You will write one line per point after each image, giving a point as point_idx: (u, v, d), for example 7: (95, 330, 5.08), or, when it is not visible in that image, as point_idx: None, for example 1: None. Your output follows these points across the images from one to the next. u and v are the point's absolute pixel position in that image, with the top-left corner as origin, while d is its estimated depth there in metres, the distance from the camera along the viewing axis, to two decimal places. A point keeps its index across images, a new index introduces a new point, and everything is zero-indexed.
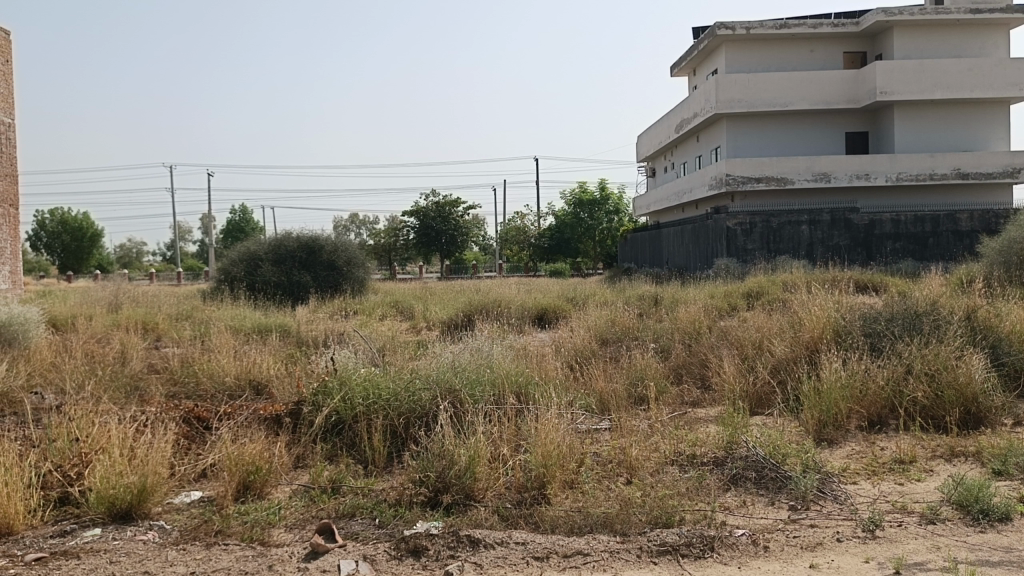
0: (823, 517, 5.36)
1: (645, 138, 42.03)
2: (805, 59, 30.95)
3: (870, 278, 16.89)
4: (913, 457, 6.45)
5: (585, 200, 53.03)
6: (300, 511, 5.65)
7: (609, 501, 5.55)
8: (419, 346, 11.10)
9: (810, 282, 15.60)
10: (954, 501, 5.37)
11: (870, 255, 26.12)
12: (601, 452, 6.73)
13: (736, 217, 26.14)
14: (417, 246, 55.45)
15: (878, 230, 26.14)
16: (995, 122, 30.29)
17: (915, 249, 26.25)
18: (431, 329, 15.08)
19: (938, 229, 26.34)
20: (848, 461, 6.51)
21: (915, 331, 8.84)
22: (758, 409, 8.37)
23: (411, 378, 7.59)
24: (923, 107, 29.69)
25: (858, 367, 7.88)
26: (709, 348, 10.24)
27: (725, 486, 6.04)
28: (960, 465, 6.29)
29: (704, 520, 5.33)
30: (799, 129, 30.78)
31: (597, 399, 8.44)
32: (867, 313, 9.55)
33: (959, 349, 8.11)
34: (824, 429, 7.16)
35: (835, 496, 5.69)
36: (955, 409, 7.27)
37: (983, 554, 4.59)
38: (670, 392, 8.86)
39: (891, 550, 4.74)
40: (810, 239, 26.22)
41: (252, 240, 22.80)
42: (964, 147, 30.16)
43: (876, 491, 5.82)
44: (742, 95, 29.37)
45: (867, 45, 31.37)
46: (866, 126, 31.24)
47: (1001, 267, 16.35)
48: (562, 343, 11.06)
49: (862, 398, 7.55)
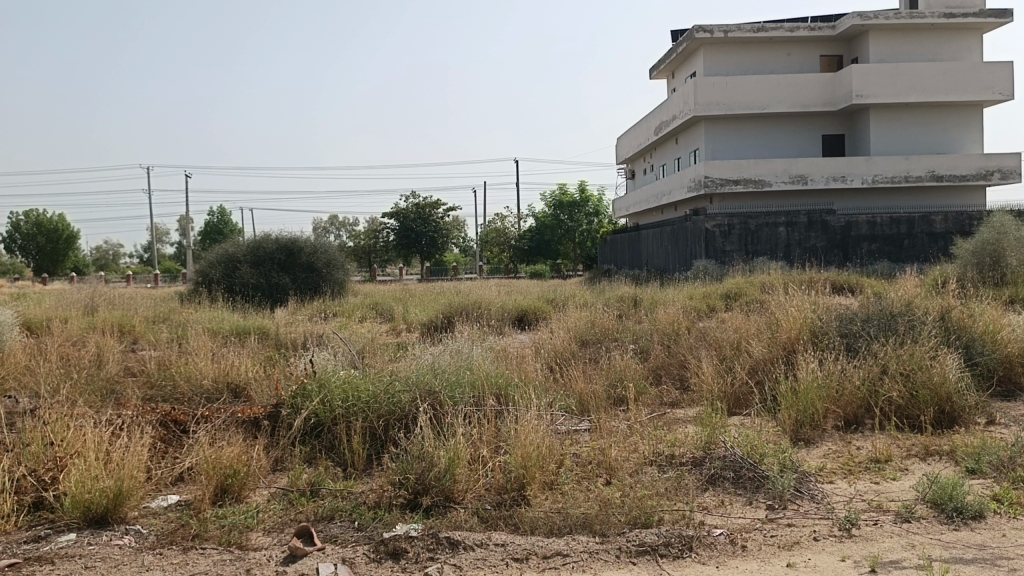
0: (800, 516, 5.40)
1: (625, 140, 42.18)
2: (782, 63, 31.21)
3: (846, 279, 17.04)
4: (888, 456, 6.52)
5: (565, 201, 53.12)
6: (278, 514, 5.62)
7: (589, 502, 5.57)
8: (398, 348, 11.08)
9: (788, 283, 15.73)
10: (929, 499, 5.43)
11: (847, 257, 26.38)
12: (580, 453, 6.75)
13: (715, 219, 26.29)
14: (397, 247, 55.28)
15: (854, 232, 26.40)
16: (969, 124, 30.69)
17: (891, 251, 26.55)
18: (411, 331, 15.05)
19: (913, 230, 26.64)
20: (825, 460, 6.57)
21: (890, 331, 8.94)
22: (735, 409, 8.44)
23: (391, 380, 7.57)
24: (899, 110, 30.03)
25: (834, 368, 7.96)
26: (688, 349, 10.29)
27: (703, 485, 6.08)
28: (934, 464, 6.37)
29: (682, 520, 5.36)
30: (777, 132, 31.03)
31: (577, 400, 8.47)
32: (843, 314, 9.64)
33: (933, 350, 8.21)
34: (801, 429, 7.23)
35: (812, 495, 5.75)
36: (930, 408, 7.36)
37: (957, 551, 4.65)
38: (649, 393, 8.91)
39: (866, 548, 4.79)
40: (787, 240, 26.44)
41: (231, 242, 22.63)
42: (939, 149, 30.53)
43: (852, 490, 5.88)
44: (720, 98, 29.56)
45: (843, 49, 31.67)
46: (843, 128, 31.53)
47: (975, 268, 16.56)
48: (542, 344, 11.07)
49: (838, 398, 7.63)
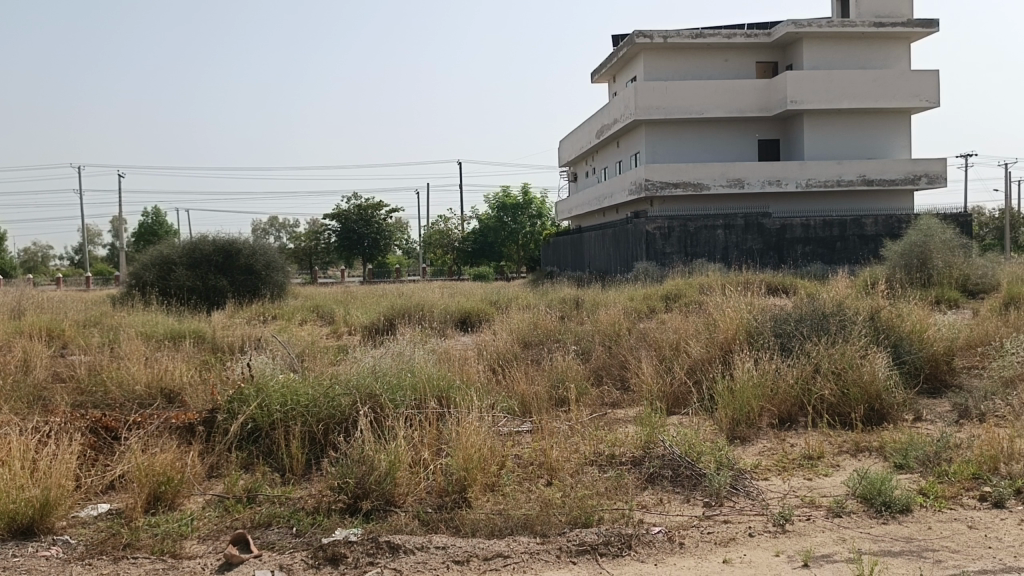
0: (736, 513, 5.51)
1: (567, 143, 42.49)
2: (720, 69, 31.82)
3: (780, 281, 17.46)
4: (821, 453, 6.70)
5: (509, 204, 53.25)
6: (214, 521, 5.50)
7: (530, 503, 5.59)
8: (339, 350, 10.95)
9: (725, 284, 16.04)
10: (859, 494, 5.59)
11: (783, 259, 27.02)
12: (521, 455, 6.76)
13: (656, 221, 26.64)
14: (339, 249, 54.63)
15: (789, 235, 27.06)
16: (897, 131, 31.71)
17: (824, 253, 27.29)
18: (352, 334, 14.88)
19: (845, 233, 27.42)
20: (760, 457, 6.71)
21: (823, 331, 9.19)
22: (675, 408, 8.57)
23: (331, 384, 7.49)
24: (831, 116, 30.88)
25: (769, 367, 8.14)
26: (629, 350, 10.41)
27: (643, 484, 6.16)
28: (864, 459, 6.57)
29: (622, 518, 5.41)
30: (715, 136, 31.62)
31: (519, 401, 8.49)
32: (777, 314, 9.87)
33: (863, 348, 8.46)
34: (737, 427, 7.37)
35: (747, 491, 5.87)
36: (860, 406, 7.60)
37: (885, 544, 4.80)
38: (590, 394, 8.99)
39: (799, 543, 4.91)
40: (725, 243, 26.96)
41: (166, 244, 22.07)
42: (869, 155, 31.50)
43: (786, 486, 6.02)
44: (660, 102, 29.99)
45: (779, 56, 32.45)
46: (778, 133, 32.30)
47: (903, 270, 17.14)
48: (484, 346, 11.07)
49: (773, 396, 7.80)
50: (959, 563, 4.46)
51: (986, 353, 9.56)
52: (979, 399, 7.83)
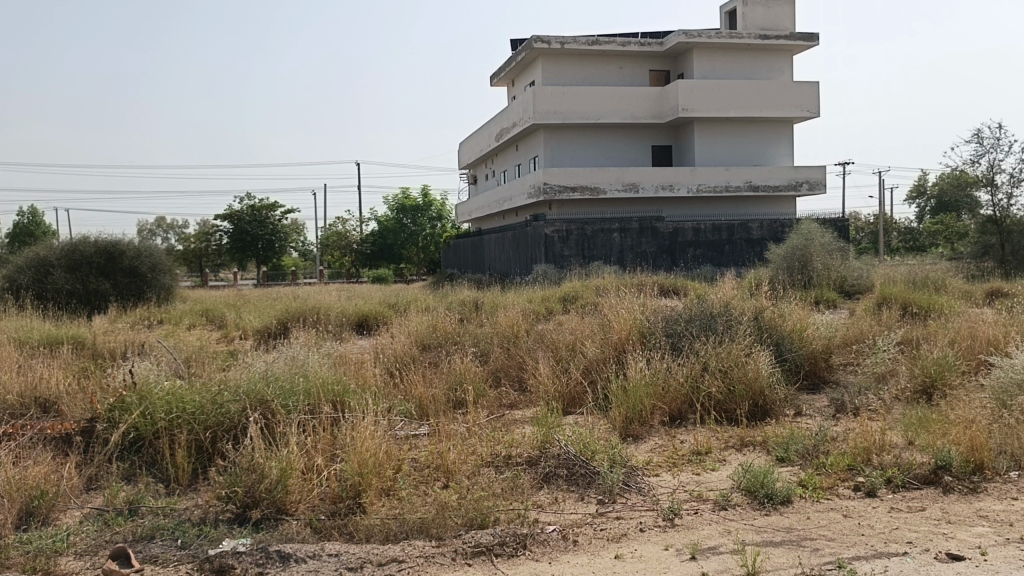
0: (628, 509, 5.64)
1: (466, 146, 42.53)
2: (616, 76, 32.55)
3: (672, 282, 18.01)
4: (708, 449, 6.93)
5: (408, 205, 52.88)
6: (92, 536, 5.23)
7: (426, 506, 5.56)
8: (229, 356, 10.60)
9: (620, 286, 16.43)
10: (743, 487, 5.82)
11: (675, 262, 27.85)
12: (418, 458, 6.72)
13: (554, 224, 27.01)
14: (231, 251, 52.90)
15: (681, 238, 27.93)
16: (781, 139, 33.19)
17: (713, 256, 28.29)
18: (244, 338, 14.44)
19: (733, 237, 28.51)
20: (652, 454, 6.89)
21: (710, 331, 9.52)
22: (570, 408, 8.71)
23: (220, 389, 7.24)
24: (720, 124, 32.05)
25: (661, 366, 8.36)
26: (526, 351, 10.50)
27: (538, 484, 6.22)
28: (749, 454, 6.83)
29: (517, 519, 5.45)
30: (611, 142, 32.30)
31: (416, 405, 8.43)
32: (669, 315, 10.15)
33: (748, 347, 8.80)
34: (630, 426, 7.54)
35: (639, 488, 6.02)
36: (745, 402, 7.91)
37: (768, 535, 5.00)
38: (488, 396, 9.02)
39: (688, 536, 5.07)
40: (621, 246, 27.57)
41: (42, 245, 20.86)
42: (756, 162, 32.84)
43: (675, 482, 6.20)
44: (557, 107, 30.41)
45: (671, 64, 33.45)
46: (671, 140, 33.27)
47: (786, 272, 17.98)
48: (382, 349, 10.94)
49: (664, 395, 8.03)
50: (834, 550, 4.68)
51: (860, 350, 10.10)
52: (854, 393, 8.27)
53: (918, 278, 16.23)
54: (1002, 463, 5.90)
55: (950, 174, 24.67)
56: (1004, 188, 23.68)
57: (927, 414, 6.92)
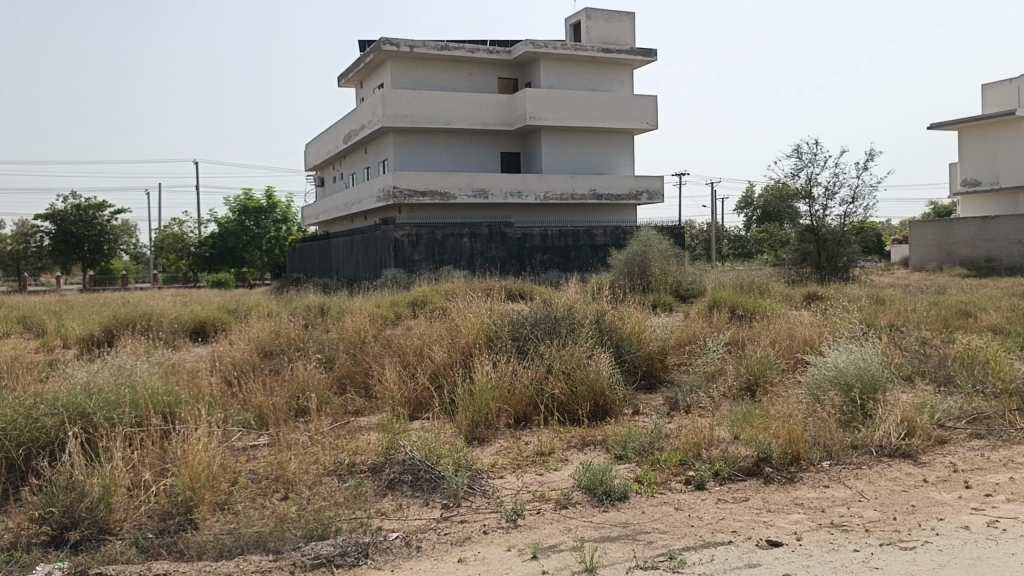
0: (472, 512, 5.66)
1: (313, 147, 41.51)
2: (465, 82, 32.80)
3: (519, 287, 18.32)
4: (551, 449, 7.08)
5: (251, 207, 50.86)
6: None
7: (264, 520, 5.38)
8: (47, 367, 9.78)
9: (468, 290, 16.55)
10: (584, 485, 5.98)
11: (523, 267, 28.36)
12: (256, 469, 6.47)
13: (403, 228, 26.78)
14: (53, 254, 48.97)
15: (528, 244, 28.49)
16: (623, 149, 34.55)
17: (560, 262, 29.05)
18: (67, 347, 13.40)
19: (578, 243, 29.40)
20: (496, 457, 6.96)
21: (554, 334, 9.74)
22: (417, 413, 8.66)
23: (34, 403, 6.67)
24: (566, 132, 32.95)
25: (506, 369, 8.46)
26: (373, 357, 10.35)
27: (382, 491, 6.14)
28: (589, 453, 7.05)
29: (360, 527, 5.34)
30: (461, 147, 32.48)
31: (256, 414, 8.10)
32: (515, 319, 10.29)
33: (590, 349, 9.07)
34: (475, 429, 7.59)
35: (483, 491, 6.06)
36: (586, 402, 8.16)
37: (605, 531, 5.17)
38: (332, 403, 8.81)
39: (529, 536, 5.15)
40: (470, 250, 27.75)
41: None
42: (600, 171, 34.00)
43: (519, 483, 6.30)
44: (407, 111, 30.23)
45: (518, 73, 34.07)
46: (519, 147, 33.87)
47: (626, 277, 18.73)
48: (220, 357, 10.46)
49: (509, 397, 8.13)
50: (667, 542, 4.90)
51: (693, 351, 10.64)
52: (687, 392, 8.71)
53: (745, 283, 17.32)
54: (816, 453, 6.38)
55: (773, 186, 26.43)
56: (820, 200, 25.70)
57: (751, 410, 7.38)
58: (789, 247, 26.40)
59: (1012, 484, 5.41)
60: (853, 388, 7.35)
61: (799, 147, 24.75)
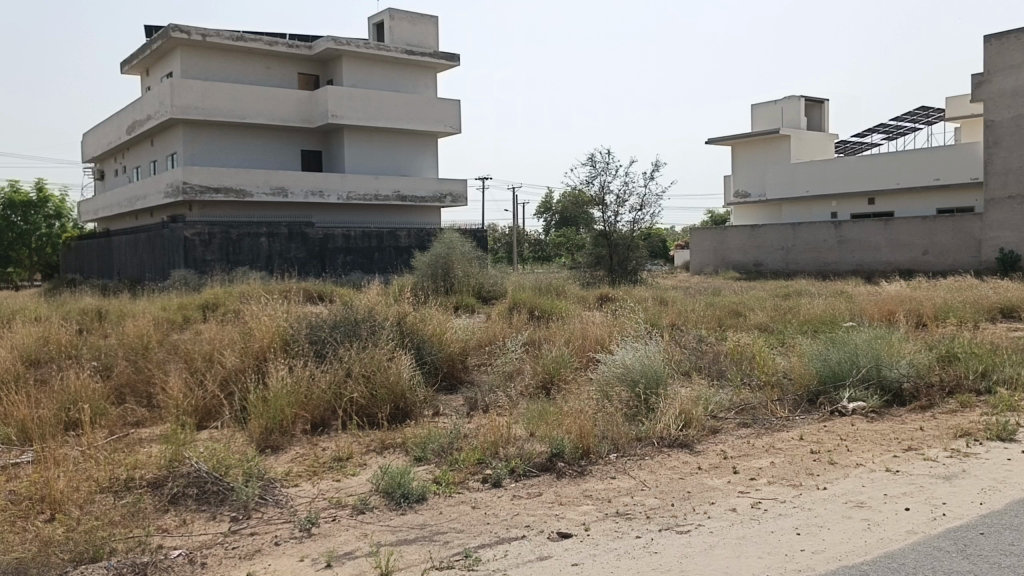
0: (263, 523, 5.43)
1: (92, 137, 38.20)
2: (262, 76, 31.50)
3: (320, 289, 17.83)
4: (349, 454, 6.95)
5: (18, 201, 45.70)
6: None
7: (24, 545, 4.86)
8: None
9: (265, 292, 15.88)
10: (381, 489, 5.91)
11: (324, 268, 27.67)
12: (17, 490, 5.83)
13: (195, 227, 25.23)
14: None
15: (331, 244, 27.91)
16: (427, 151, 34.70)
17: (363, 263, 28.71)
18: None
19: (382, 244, 29.21)
20: (291, 464, 6.72)
21: (354, 336, 9.57)
22: (206, 422, 8.19)
23: None
24: (369, 133, 32.59)
25: (303, 374, 8.19)
26: (158, 364, 9.67)
27: (164, 507, 5.74)
28: (388, 456, 6.98)
29: (138, 546, 4.95)
30: (258, 143, 31.18)
31: (18, 429, 7.29)
32: (313, 322, 10.00)
33: (390, 352, 8.99)
34: (269, 436, 7.29)
35: (277, 500, 5.84)
36: (386, 405, 8.09)
37: (402, 534, 5.14)
38: (110, 414, 8.12)
39: (323, 544, 5.02)
40: (268, 251, 26.67)
41: None
42: (403, 173, 33.91)
43: (314, 490, 6.12)
44: (199, 103, 28.57)
45: (320, 70, 33.27)
46: (320, 145, 33.06)
47: (430, 278, 18.79)
48: None
49: (306, 401, 7.90)
50: (463, 541, 4.95)
51: (492, 351, 10.85)
52: (485, 392, 8.87)
53: (544, 285, 17.92)
54: (604, 446, 6.69)
55: (570, 192, 27.55)
56: (612, 207, 27.15)
57: (546, 408, 7.62)
58: (584, 251, 27.63)
59: (772, 467, 5.96)
60: (638, 384, 7.81)
61: (594, 156, 25.97)
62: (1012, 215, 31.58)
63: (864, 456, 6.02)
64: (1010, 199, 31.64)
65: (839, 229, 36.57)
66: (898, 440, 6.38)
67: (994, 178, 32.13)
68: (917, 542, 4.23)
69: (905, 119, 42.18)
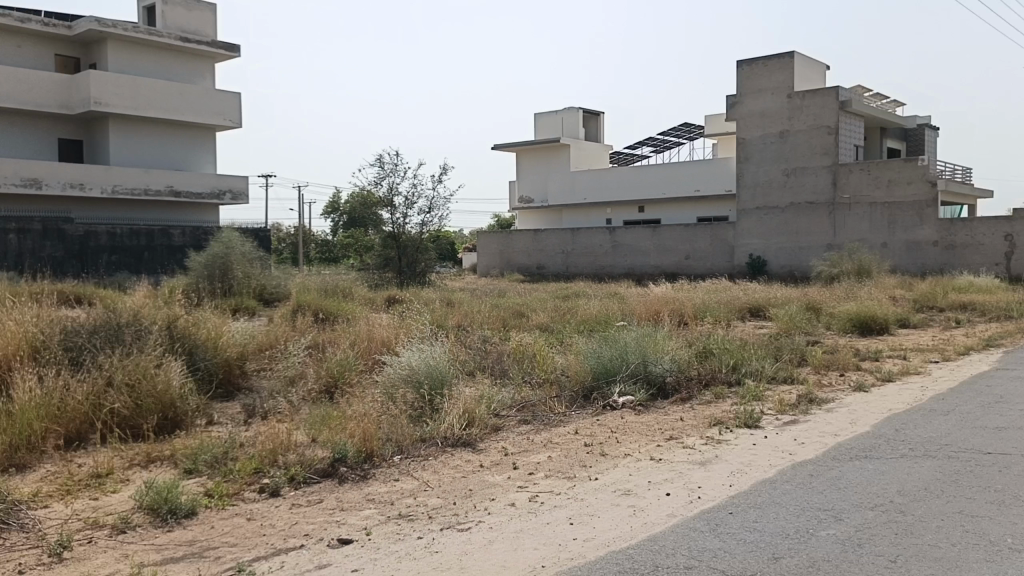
0: (5, 551, 4.85)
1: None
2: (11, 55, 28.21)
3: (78, 291, 16.22)
4: (110, 470, 6.38)
5: None
6: None
7: None
8: None
9: (11, 295, 14.17)
10: (145, 505, 5.47)
11: (84, 268, 25.29)
12: None
13: None
14: None
15: (92, 242, 25.63)
16: (204, 145, 32.80)
17: (131, 263, 26.65)
18: None
19: (152, 243, 27.31)
20: (40, 485, 6.06)
21: (117, 342, 8.81)
22: None
23: None
24: (139, 123, 30.27)
25: (55, 384, 7.41)
26: None
27: None
28: (155, 470, 6.49)
29: None
30: (5, 129, 27.90)
31: None
32: (68, 327, 9.08)
33: (158, 358, 8.36)
34: (13, 455, 6.53)
35: (22, 524, 5.23)
36: (153, 416, 7.52)
37: (169, 552, 4.79)
38: None
39: (78, 569, 4.57)
40: (19, 248, 23.86)
41: None
42: (177, 167, 31.80)
43: (67, 511, 5.55)
44: None
45: (81, 52, 30.41)
46: (81, 134, 30.21)
47: (206, 279, 17.70)
48: None
49: (59, 415, 7.16)
50: (236, 555, 4.69)
51: (274, 356, 10.36)
52: (264, 398, 8.50)
53: (329, 286, 17.49)
54: (387, 448, 6.63)
55: (357, 193, 27.10)
56: (400, 209, 27.08)
57: (329, 412, 7.43)
58: (372, 253, 27.30)
59: (549, 461, 6.20)
60: (423, 385, 7.83)
61: (382, 157, 25.81)
62: (759, 224, 35.22)
63: (632, 447, 6.42)
64: (758, 210, 35.26)
65: (614, 234, 38.92)
66: (662, 431, 6.86)
67: (745, 191, 35.65)
68: (675, 524, 4.55)
69: (671, 134, 45.67)
